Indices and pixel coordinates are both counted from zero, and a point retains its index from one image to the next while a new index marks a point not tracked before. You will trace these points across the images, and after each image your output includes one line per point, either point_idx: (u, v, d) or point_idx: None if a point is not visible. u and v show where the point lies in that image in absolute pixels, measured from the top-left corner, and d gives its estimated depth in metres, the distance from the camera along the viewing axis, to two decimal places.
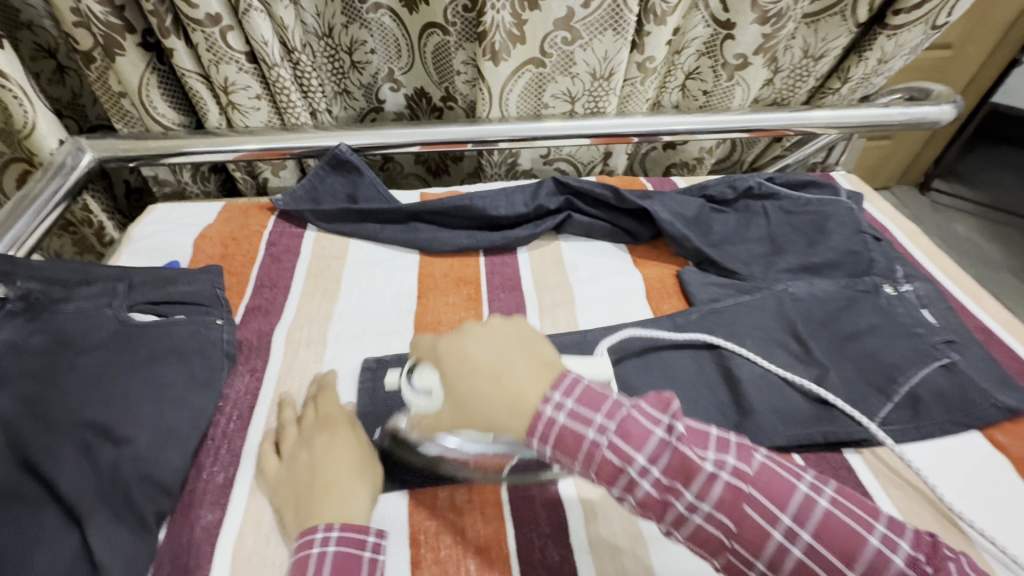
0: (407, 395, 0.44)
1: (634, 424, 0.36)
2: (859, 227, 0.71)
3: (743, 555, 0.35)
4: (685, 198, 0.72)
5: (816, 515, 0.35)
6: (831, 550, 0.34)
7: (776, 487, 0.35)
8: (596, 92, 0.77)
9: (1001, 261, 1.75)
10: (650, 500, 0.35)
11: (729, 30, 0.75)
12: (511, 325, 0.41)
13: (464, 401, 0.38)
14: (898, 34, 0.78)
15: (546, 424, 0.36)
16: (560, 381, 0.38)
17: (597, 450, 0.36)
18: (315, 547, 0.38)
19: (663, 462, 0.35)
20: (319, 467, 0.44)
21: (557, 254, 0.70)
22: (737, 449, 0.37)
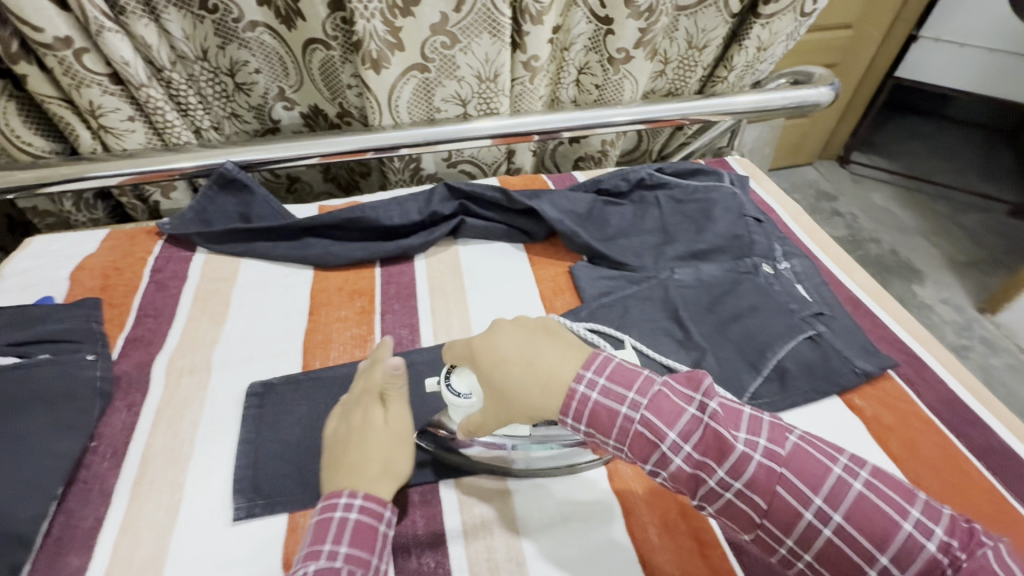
0: (447, 396, 0.46)
1: (671, 403, 0.39)
2: (741, 210, 0.74)
3: (774, 533, 0.37)
4: (574, 194, 0.74)
5: (853, 498, 0.36)
6: (863, 533, 0.35)
7: (810, 468, 0.37)
8: (485, 93, 0.78)
9: (915, 226, 1.86)
10: (681, 475, 0.38)
11: (610, 26, 0.77)
12: (534, 321, 0.44)
13: (505, 389, 0.41)
14: (771, 22, 0.82)
15: (579, 401, 0.40)
16: (591, 360, 0.41)
17: (631, 425, 0.39)
18: (338, 510, 0.40)
19: (700, 441, 0.38)
20: (350, 440, 0.45)
21: (454, 259, 0.71)
22: (771, 430, 0.39)
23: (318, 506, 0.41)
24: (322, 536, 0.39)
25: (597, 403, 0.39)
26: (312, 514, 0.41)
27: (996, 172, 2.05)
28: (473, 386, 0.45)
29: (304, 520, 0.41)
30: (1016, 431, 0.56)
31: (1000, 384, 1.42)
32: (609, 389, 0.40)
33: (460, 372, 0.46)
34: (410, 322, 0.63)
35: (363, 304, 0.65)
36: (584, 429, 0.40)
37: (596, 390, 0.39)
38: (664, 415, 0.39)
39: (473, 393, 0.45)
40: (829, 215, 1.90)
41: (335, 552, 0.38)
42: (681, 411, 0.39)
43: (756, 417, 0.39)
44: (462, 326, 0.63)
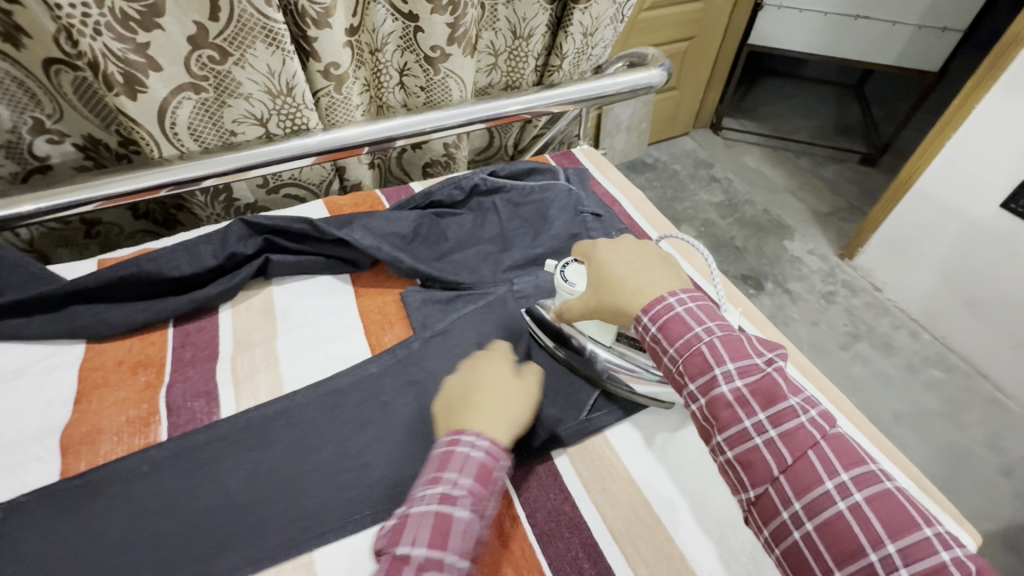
0: (562, 284, 0.55)
1: (739, 344, 0.42)
2: (577, 208, 0.72)
3: (785, 489, 0.38)
4: (397, 213, 0.68)
5: (876, 489, 0.36)
6: (877, 519, 0.35)
7: (848, 452, 0.38)
8: (284, 109, 0.69)
9: (782, 184, 1.98)
10: (721, 401, 0.41)
11: (416, 23, 0.70)
12: (656, 255, 0.51)
13: (611, 276, 0.49)
14: (589, 6, 0.79)
15: (665, 305, 0.45)
16: (689, 290, 0.47)
17: (696, 345, 0.43)
18: (472, 452, 0.43)
19: (748, 377, 0.41)
20: (480, 386, 0.49)
21: (266, 303, 0.62)
22: (825, 414, 0.41)
23: (452, 442, 0.44)
24: (474, 474, 0.42)
25: (677, 312, 0.44)
26: (442, 450, 0.43)
27: (847, 126, 2.22)
28: (583, 280, 0.54)
29: (465, 451, 0.43)
30: (835, 399, 0.58)
31: (863, 322, 1.54)
32: (692, 306, 0.45)
33: (575, 266, 0.56)
34: (205, 392, 0.54)
35: (149, 378, 0.55)
36: (655, 331, 0.45)
37: (684, 308, 0.44)
38: (728, 348, 0.42)
39: (578, 285, 0.54)
40: (707, 182, 1.99)
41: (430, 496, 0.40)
42: (744, 353, 0.42)
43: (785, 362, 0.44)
44: (271, 385, 0.55)
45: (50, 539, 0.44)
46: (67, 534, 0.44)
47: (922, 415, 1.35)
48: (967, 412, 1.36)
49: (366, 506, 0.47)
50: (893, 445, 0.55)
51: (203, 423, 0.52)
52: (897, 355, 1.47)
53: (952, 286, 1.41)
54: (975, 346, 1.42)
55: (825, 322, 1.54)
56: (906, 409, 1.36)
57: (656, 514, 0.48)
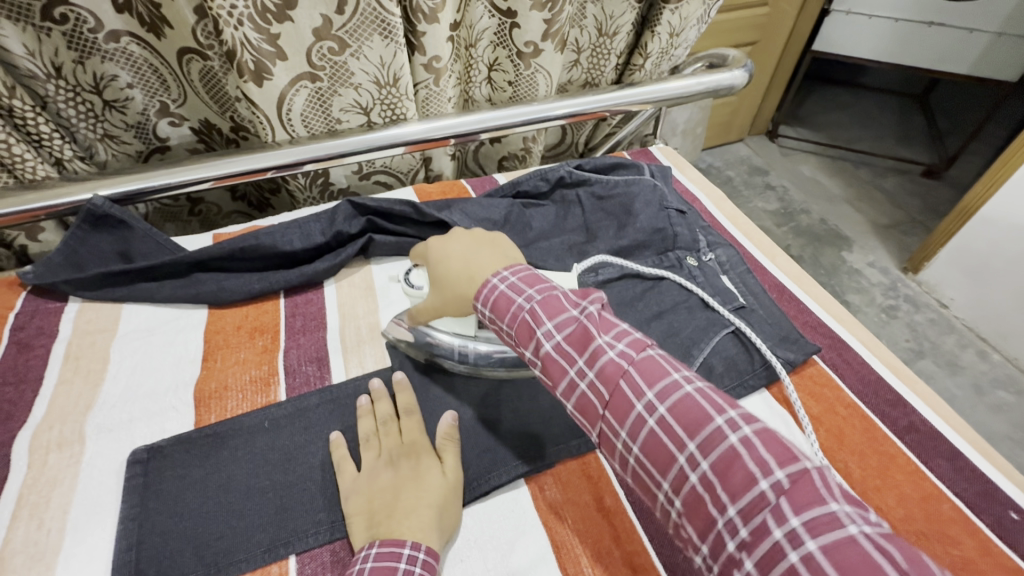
0: (406, 291, 0.59)
1: (579, 331, 0.42)
2: (663, 203, 0.73)
3: (649, 471, 0.38)
4: (490, 201, 0.70)
5: (724, 449, 0.35)
6: (720, 481, 0.34)
7: (689, 416, 0.37)
8: (387, 100, 0.73)
9: (841, 194, 1.93)
10: (584, 401, 0.41)
11: (513, 19, 0.73)
12: (488, 237, 0.54)
13: (446, 268, 0.52)
14: (679, 7, 0.80)
15: (493, 291, 0.47)
16: (515, 268, 0.48)
17: (545, 348, 0.43)
18: (402, 563, 0.40)
19: (595, 368, 0.41)
20: (402, 490, 0.45)
21: (367, 280, 0.66)
22: (668, 382, 0.39)
23: (378, 553, 0.40)
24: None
25: (502, 292, 0.46)
26: (367, 562, 0.40)
27: (912, 136, 2.14)
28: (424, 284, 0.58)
29: (358, 567, 0.40)
30: (931, 403, 0.57)
31: (926, 339, 1.49)
32: (520, 286, 0.46)
33: (418, 271, 0.60)
34: (317, 359, 0.58)
35: (265, 342, 0.59)
36: (489, 314, 0.47)
37: (506, 283, 0.47)
38: (573, 342, 0.42)
39: (424, 287, 0.58)
40: (762, 189, 1.95)
41: (415, 557, 0.40)
42: (586, 338, 0.42)
43: (628, 331, 0.43)
44: (376, 355, 0.59)
45: (189, 482, 0.48)
46: (203, 478, 0.48)
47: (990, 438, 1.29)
48: None
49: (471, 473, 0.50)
50: (995, 451, 0.54)
51: (316, 387, 0.56)
52: (963, 374, 1.41)
53: None
54: None
55: (885, 336, 1.49)
56: None
57: None
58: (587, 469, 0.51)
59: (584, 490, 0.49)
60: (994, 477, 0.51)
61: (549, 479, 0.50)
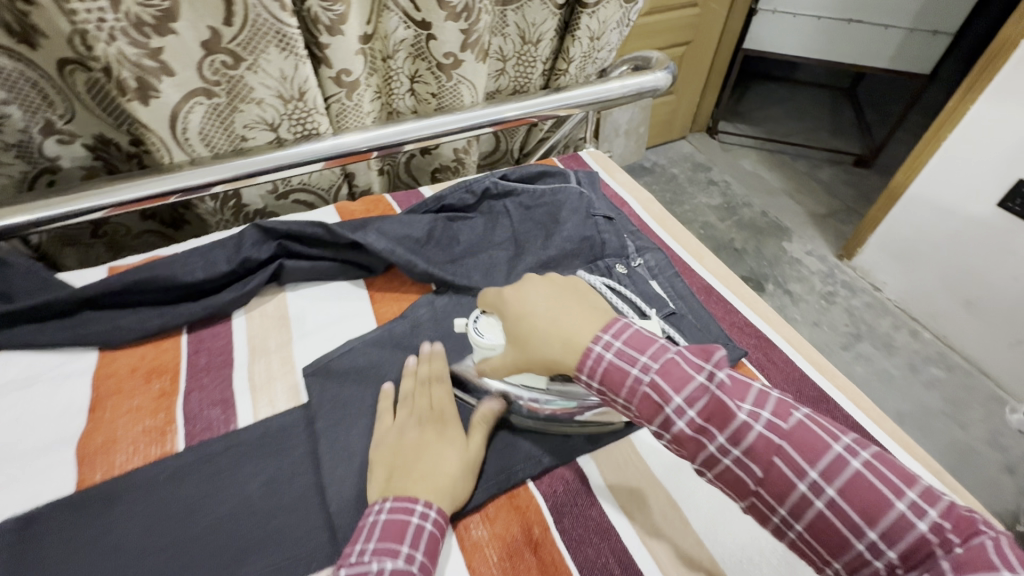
0: (476, 341, 0.50)
1: (713, 403, 0.38)
2: (589, 210, 0.72)
3: (766, 499, 0.37)
4: (411, 218, 0.67)
5: (906, 532, 0.32)
6: (853, 507, 0.34)
7: (810, 445, 0.36)
8: (295, 115, 0.69)
9: (780, 186, 1.99)
10: (728, 476, 0.38)
11: (428, 30, 0.70)
12: (569, 284, 0.48)
13: (534, 329, 0.45)
14: (597, 11, 0.80)
15: (595, 360, 0.42)
16: (612, 326, 0.43)
17: (639, 386, 0.40)
18: (414, 517, 0.42)
19: (741, 446, 0.37)
20: (422, 452, 0.47)
21: (281, 310, 0.62)
22: (776, 405, 0.38)
23: (392, 506, 0.42)
24: (395, 538, 0.40)
25: (611, 363, 0.41)
26: (381, 514, 0.42)
27: (842, 129, 2.24)
28: (497, 336, 0.50)
29: (371, 520, 0.42)
30: (852, 397, 0.58)
31: (864, 323, 1.53)
32: (628, 352, 0.41)
33: (488, 319, 0.52)
34: (222, 400, 0.54)
35: (163, 386, 0.54)
36: (598, 385, 0.42)
37: (613, 351, 0.41)
38: (711, 416, 0.38)
39: (498, 343, 0.49)
40: (705, 185, 2.00)
41: (423, 515, 0.42)
42: (725, 412, 0.37)
43: (765, 391, 0.39)
44: (288, 392, 0.55)
45: (68, 552, 0.43)
46: (85, 546, 0.43)
47: (926, 414, 1.34)
48: (970, 412, 1.34)
49: None
50: (914, 443, 0.55)
51: (220, 432, 0.51)
52: (899, 355, 1.46)
53: (951, 285, 1.39)
54: (977, 346, 1.40)
55: (826, 322, 1.54)
56: (910, 407, 1.35)
57: (684, 516, 0.48)
58: (514, 498, 0.48)
59: (511, 522, 0.47)
60: (912, 468, 0.52)
61: (475, 516, 0.47)
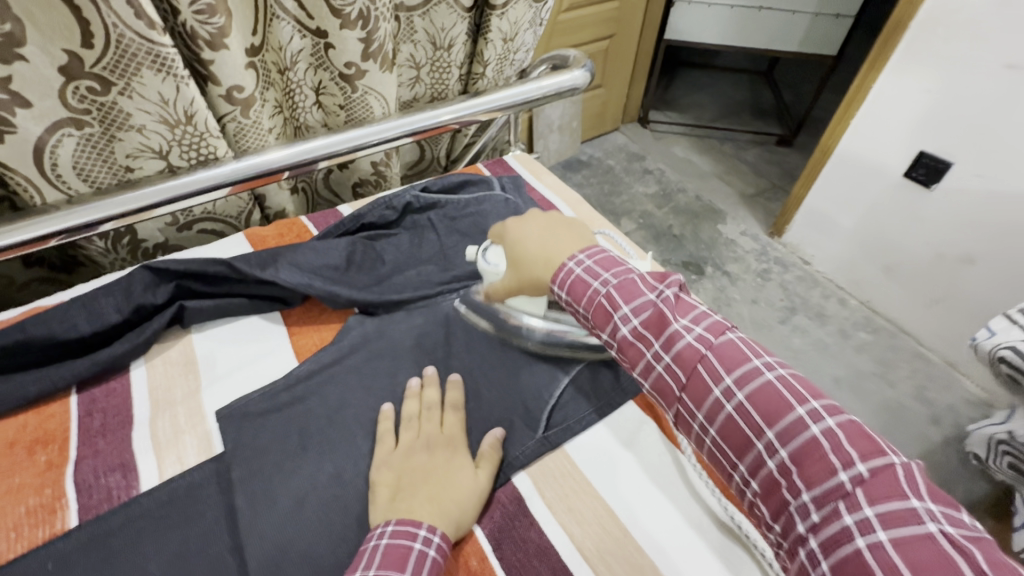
0: (483, 268, 0.57)
1: (656, 314, 0.42)
2: (517, 216, 0.70)
3: (688, 405, 0.40)
4: (326, 243, 0.63)
5: (805, 440, 0.35)
6: (757, 410, 0.37)
7: (732, 357, 0.39)
8: (186, 140, 0.63)
9: (711, 171, 2.06)
10: (662, 384, 0.42)
11: (326, 40, 0.66)
12: (567, 222, 0.55)
13: (524, 253, 0.53)
14: (506, 12, 0.78)
15: (567, 272, 0.47)
16: (589, 250, 0.49)
17: (597, 297, 0.45)
18: (417, 543, 0.41)
19: (671, 351, 0.41)
20: (431, 473, 0.46)
21: (186, 354, 0.57)
22: (712, 325, 0.42)
23: (394, 531, 0.41)
24: (397, 564, 0.39)
25: (579, 275, 0.47)
26: (383, 538, 0.41)
27: (764, 110, 2.34)
28: (503, 261, 0.56)
29: (373, 544, 0.41)
30: None
31: (797, 295, 1.60)
32: (596, 270, 0.47)
33: (495, 248, 0.57)
34: (120, 466, 0.48)
35: (50, 458, 0.48)
36: (567, 298, 0.48)
37: (583, 268, 0.47)
38: (649, 324, 0.43)
39: (500, 266, 0.56)
40: (641, 174, 2.03)
41: (426, 541, 0.41)
42: (662, 321, 0.42)
43: (731, 337, 0.41)
44: (198, 446, 0.50)
45: None
46: None
47: (859, 376, 1.40)
48: (898, 370, 1.41)
49: (319, 568, 0.43)
50: None
51: (118, 501, 0.46)
52: (831, 323, 1.53)
53: (872, 254, 1.46)
54: (898, 309, 1.47)
55: (763, 299, 1.60)
56: (845, 372, 1.41)
57: (624, 523, 0.47)
58: None
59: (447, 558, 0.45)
60: None
61: None
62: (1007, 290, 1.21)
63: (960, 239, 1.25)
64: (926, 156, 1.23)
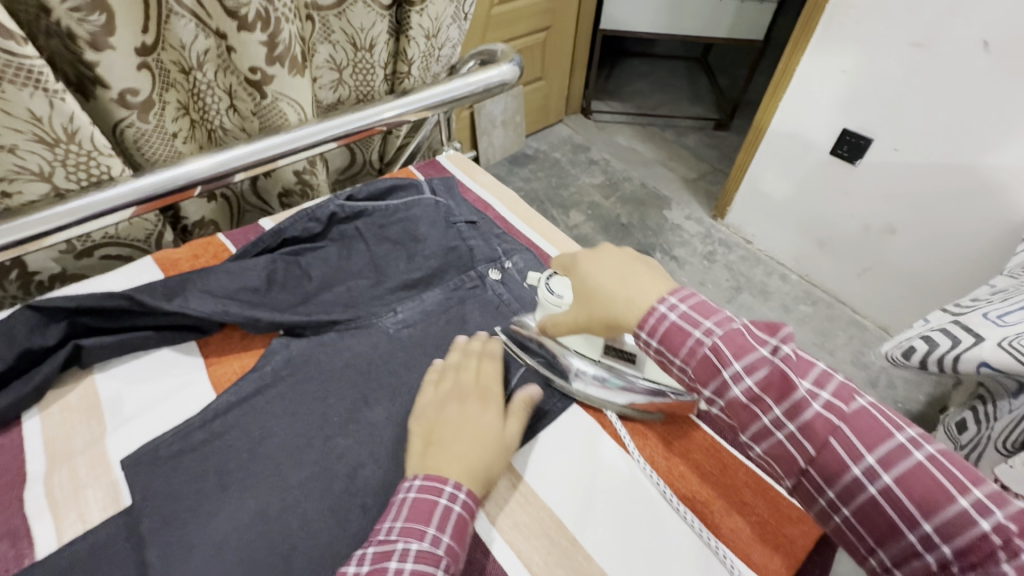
0: (544, 294, 0.54)
1: (775, 375, 0.37)
2: (450, 219, 0.68)
3: (816, 478, 0.37)
4: (244, 264, 0.58)
5: (970, 536, 0.31)
6: (908, 495, 0.33)
7: (868, 429, 0.35)
8: (73, 159, 0.57)
9: (654, 158, 2.09)
10: (779, 451, 0.38)
11: (227, 42, 0.61)
12: (649, 268, 0.46)
13: (603, 289, 0.45)
14: (426, 8, 0.75)
15: (657, 318, 0.41)
16: (679, 291, 0.42)
17: (699, 347, 0.40)
18: (443, 498, 0.41)
19: (798, 420, 0.36)
20: (463, 428, 0.46)
21: (87, 398, 0.51)
22: (839, 390, 0.37)
23: (422, 486, 0.42)
24: (424, 519, 0.40)
25: (674, 322, 0.40)
26: (411, 492, 0.41)
27: (700, 96, 2.40)
28: (569, 293, 0.53)
29: (402, 497, 0.41)
30: None
31: (741, 275, 1.64)
32: (694, 316, 0.40)
33: (557, 278, 0.55)
34: (11, 531, 0.43)
35: None
36: (656, 346, 0.41)
37: (677, 313, 0.41)
38: (767, 386, 0.37)
39: (564, 298, 0.53)
40: (587, 165, 2.04)
41: (452, 498, 0.41)
42: (783, 384, 0.37)
43: (863, 408, 0.36)
44: (104, 500, 0.45)
45: None
46: None
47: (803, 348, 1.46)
48: (837, 339, 1.48)
49: None
50: None
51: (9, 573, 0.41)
52: (774, 299, 1.58)
53: (807, 230, 1.52)
54: (834, 280, 1.54)
55: (710, 280, 1.63)
56: None
57: (571, 533, 0.46)
58: None
59: None
60: None
61: None
62: (928, 257, 1.28)
63: (883, 210, 1.31)
64: (849, 134, 1.29)
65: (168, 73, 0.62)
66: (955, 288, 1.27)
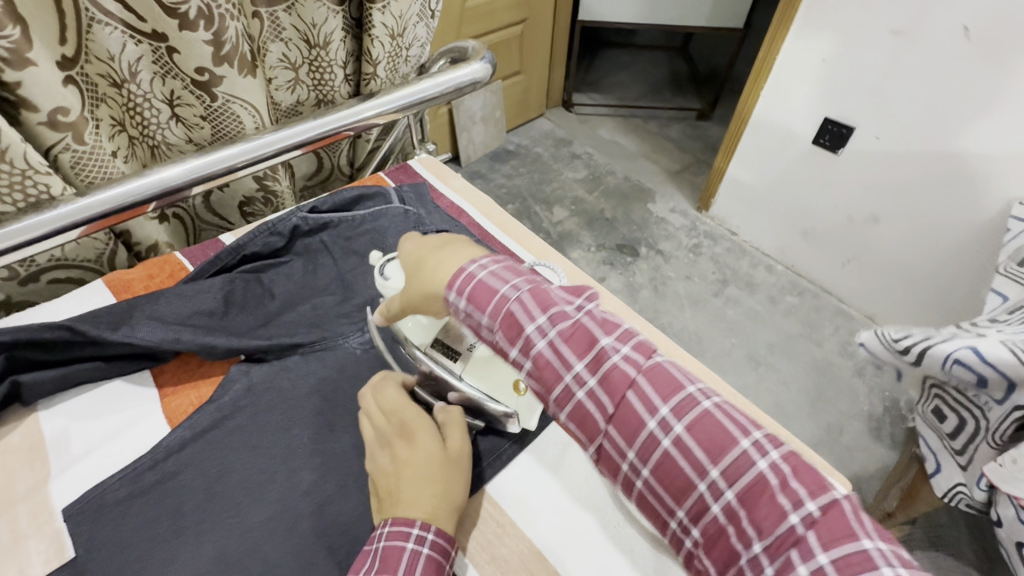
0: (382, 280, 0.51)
1: (577, 330, 0.36)
2: (420, 229, 0.64)
3: (614, 435, 0.35)
4: (200, 285, 0.55)
5: (754, 478, 0.31)
6: (698, 445, 0.32)
7: (664, 380, 0.34)
8: (6, 178, 0.53)
9: (637, 150, 2.06)
10: (581, 413, 0.36)
11: (166, 43, 0.57)
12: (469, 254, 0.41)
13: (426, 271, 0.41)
14: (389, 4, 0.70)
15: (467, 275, 0.39)
16: (495, 256, 0.41)
17: (506, 303, 0.37)
18: (410, 542, 0.38)
19: (598, 375, 0.35)
20: (404, 473, 0.42)
21: (29, 438, 0.47)
22: (641, 344, 0.36)
23: (390, 531, 0.39)
24: (394, 566, 0.37)
25: (482, 280, 0.38)
26: (379, 541, 0.39)
27: (682, 86, 2.38)
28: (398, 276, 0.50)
29: (373, 547, 0.39)
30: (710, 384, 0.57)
31: (727, 267, 1.63)
32: (501, 274, 0.39)
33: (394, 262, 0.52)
34: None
35: None
36: (465, 306, 0.39)
37: (486, 271, 0.39)
38: (569, 340, 0.36)
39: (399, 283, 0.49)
40: (569, 159, 2.01)
41: (420, 538, 0.39)
42: (587, 338, 0.36)
43: (662, 362, 0.35)
44: (46, 552, 0.42)
45: None
46: None
47: (790, 339, 1.45)
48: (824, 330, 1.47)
49: None
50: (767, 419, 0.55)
51: None
52: (760, 291, 1.56)
53: (791, 221, 1.51)
54: (819, 271, 1.53)
55: (695, 274, 1.61)
56: (776, 337, 1.46)
57: (554, 566, 0.44)
58: None
59: None
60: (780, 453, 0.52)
61: None
62: (912, 246, 1.27)
63: (865, 200, 1.30)
64: (831, 123, 1.27)
65: (96, 87, 0.59)
66: (939, 276, 1.27)
